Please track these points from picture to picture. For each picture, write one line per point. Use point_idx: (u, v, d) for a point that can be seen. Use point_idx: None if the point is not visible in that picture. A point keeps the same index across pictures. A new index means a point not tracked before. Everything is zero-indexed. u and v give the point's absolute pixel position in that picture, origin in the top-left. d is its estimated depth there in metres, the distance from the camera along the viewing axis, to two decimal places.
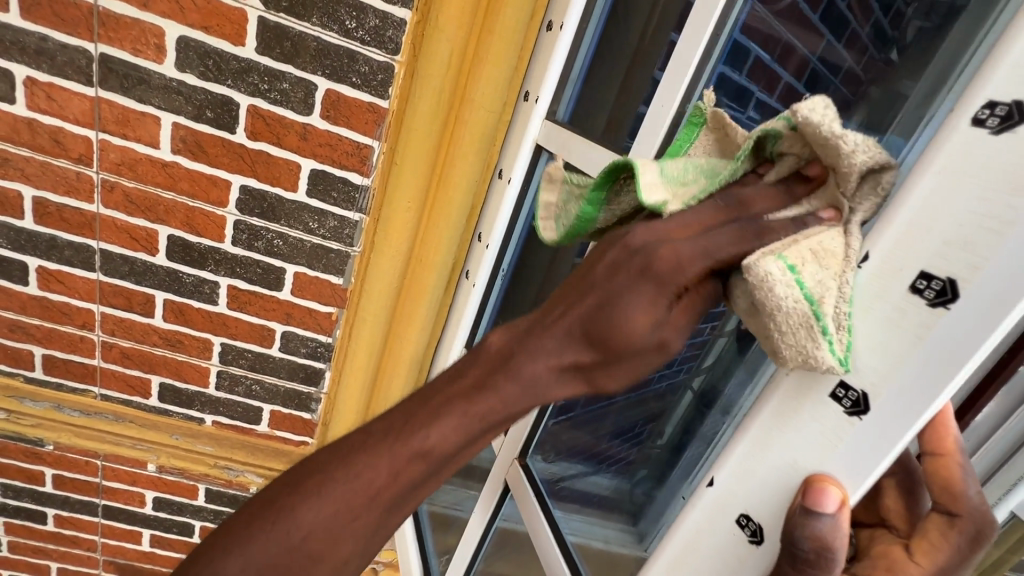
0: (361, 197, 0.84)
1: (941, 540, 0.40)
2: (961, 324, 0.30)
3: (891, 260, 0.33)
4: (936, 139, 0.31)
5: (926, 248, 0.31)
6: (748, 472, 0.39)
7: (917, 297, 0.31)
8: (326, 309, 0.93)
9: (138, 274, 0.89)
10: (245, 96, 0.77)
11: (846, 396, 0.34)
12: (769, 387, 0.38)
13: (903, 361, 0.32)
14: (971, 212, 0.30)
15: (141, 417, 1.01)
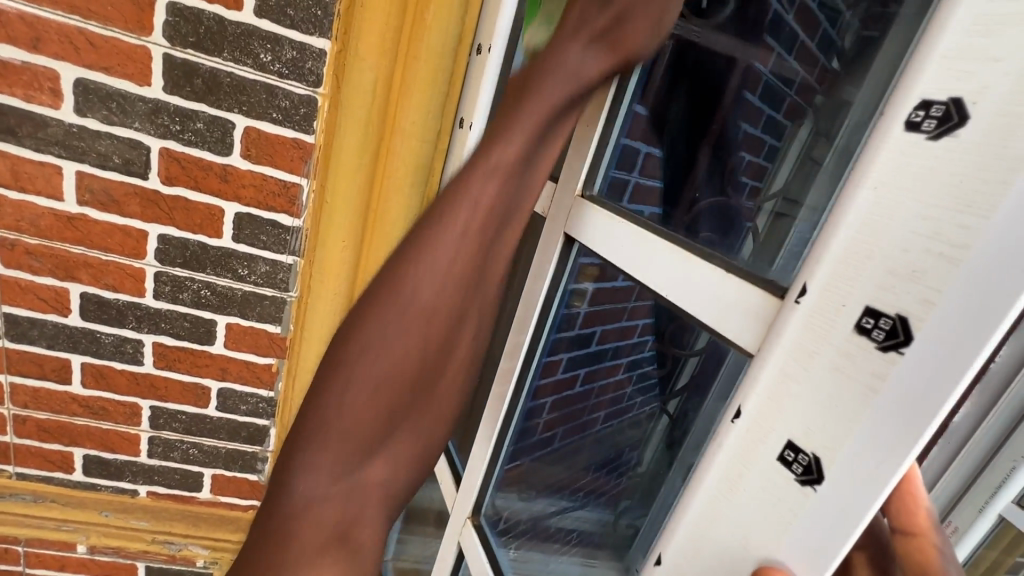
0: (293, 239, 0.78)
1: None
2: (915, 377, 0.26)
3: (833, 294, 0.30)
4: (870, 148, 0.29)
5: (868, 283, 0.28)
6: (699, 544, 0.37)
7: (864, 339, 0.28)
8: (266, 361, 0.86)
9: (50, 337, 0.80)
10: (156, 138, 0.71)
11: (796, 461, 0.31)
12: (716, 446, 0.36)
13: (855, 414, 0.28)
14: (915, 234, 0.26)
15: (66, 495, 0.91)
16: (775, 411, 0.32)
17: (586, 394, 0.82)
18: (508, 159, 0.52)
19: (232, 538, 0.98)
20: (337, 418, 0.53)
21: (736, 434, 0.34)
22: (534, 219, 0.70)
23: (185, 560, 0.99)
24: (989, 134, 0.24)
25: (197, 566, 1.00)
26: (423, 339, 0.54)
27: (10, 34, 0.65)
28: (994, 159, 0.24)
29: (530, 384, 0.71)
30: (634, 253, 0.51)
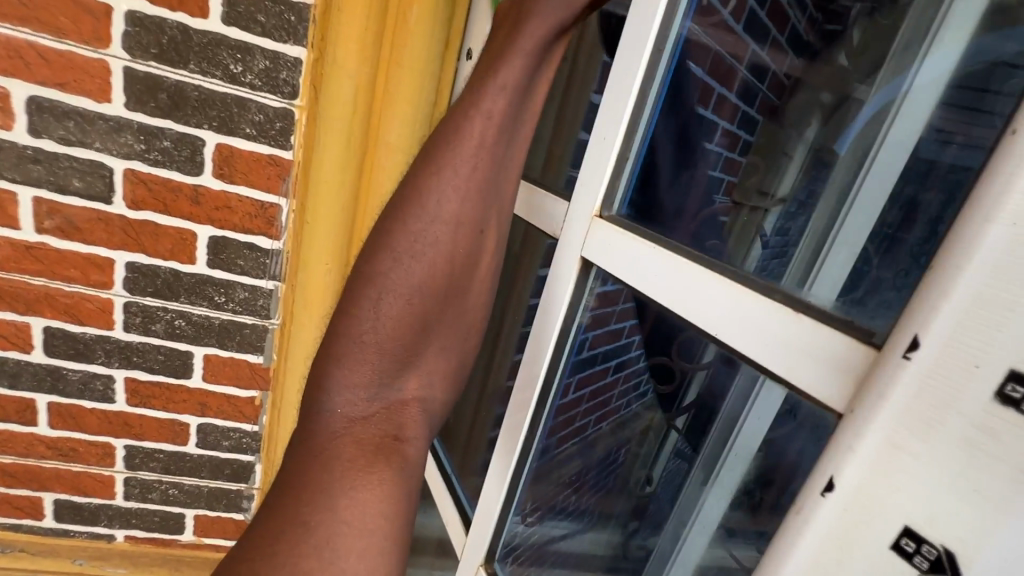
0: (273, 262, 0.72)
1: None
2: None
3: (957, 350, 0.22)
4: (997, 171, 0.22)
5: (1012, 336, 0.21)
6: None
7: (1011, 409, 0.21)
8: (248, 393, 0.80)
9: (12, 376, 0.74)
10: (120, 158, 0.65)
11: (919, 554, 0.23)
12: (798, 522, 0.27)
13: (1003, 507, 0.21)
14: None
15: (36, 543, 0.85)
16: (878, 491, 0.24)
17: (578, 400, 0.71)
18: (518, 52, 0.47)
19: None
20: (367, 336, 0.48)
21: (826, 514, 0.26)
22: (533, 237, 0.65)
23: None
24: None
25: None
26: (454, 220, 0.49)
27: None
28: None
29: (547, 409, 0.62)
30: (664, 279, 0.43)
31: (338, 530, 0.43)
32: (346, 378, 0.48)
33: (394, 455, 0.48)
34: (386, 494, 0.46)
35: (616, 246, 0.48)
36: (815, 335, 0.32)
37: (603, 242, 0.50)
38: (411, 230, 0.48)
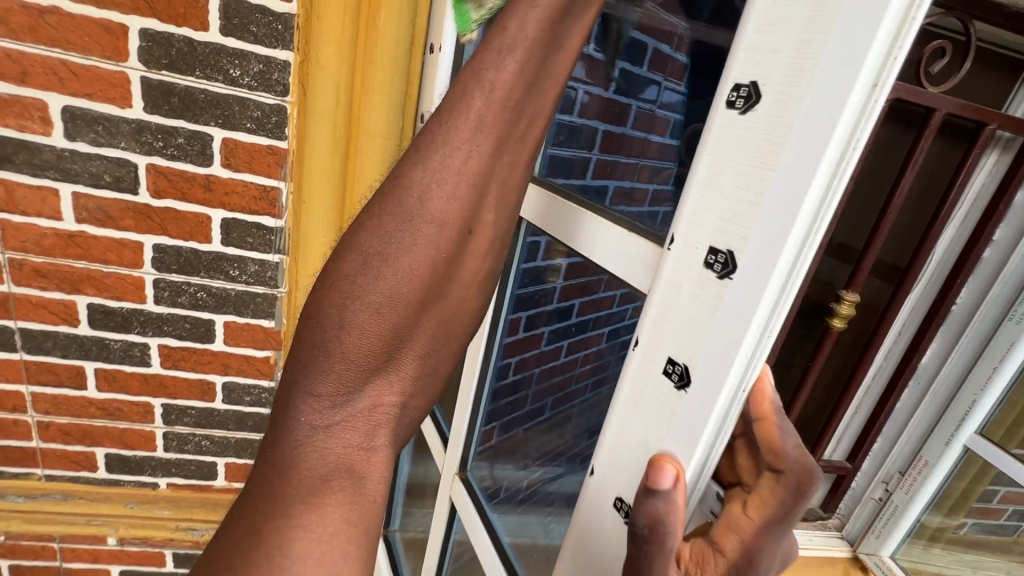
0: (277, 239, 0.84)
1: (769, 496, 0.38)
2: (742, 287, 0.32)
3: (690, 241, 0.36)
4: (709, 124, 0.35)
5: (712, 226, 0.34)
6: (617, 448, 0.43)
7: (710, 270, 0.34)
8: (262, 353, 0.92)
9: (63, 347, 0.87)
10: (142, 155, 0.77)
11: (674, 372, 0.37)
12: (626, 369, 0.42)
13: (707, 330, 0.34)
14: (735, 187, 0.33)
15: (92, 491, 0.99)
16: (657, 337, 0.39)
17: (572, 362, 0.80)
18: (528, 35, 0.38)
19: None
20: (343, 353, 0.40)
21: (635, 360, 0.41)
22: None
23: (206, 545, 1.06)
24: (771, 110, 0.30)
25: None
26: (433, 248, 0.40)
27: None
28: (777, 126, 0.30)
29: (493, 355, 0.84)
30: (565, 222, 0.61)
31: (298, 549, 0.37)
32: (313, 389, 0.40)
33: (356, 470, 0.41)
34: (349, 510, 0.39)
35: (540, 203, 0.66)
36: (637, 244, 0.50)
37: (531, 199, 0.67)
38: (383, 252, 0.39)
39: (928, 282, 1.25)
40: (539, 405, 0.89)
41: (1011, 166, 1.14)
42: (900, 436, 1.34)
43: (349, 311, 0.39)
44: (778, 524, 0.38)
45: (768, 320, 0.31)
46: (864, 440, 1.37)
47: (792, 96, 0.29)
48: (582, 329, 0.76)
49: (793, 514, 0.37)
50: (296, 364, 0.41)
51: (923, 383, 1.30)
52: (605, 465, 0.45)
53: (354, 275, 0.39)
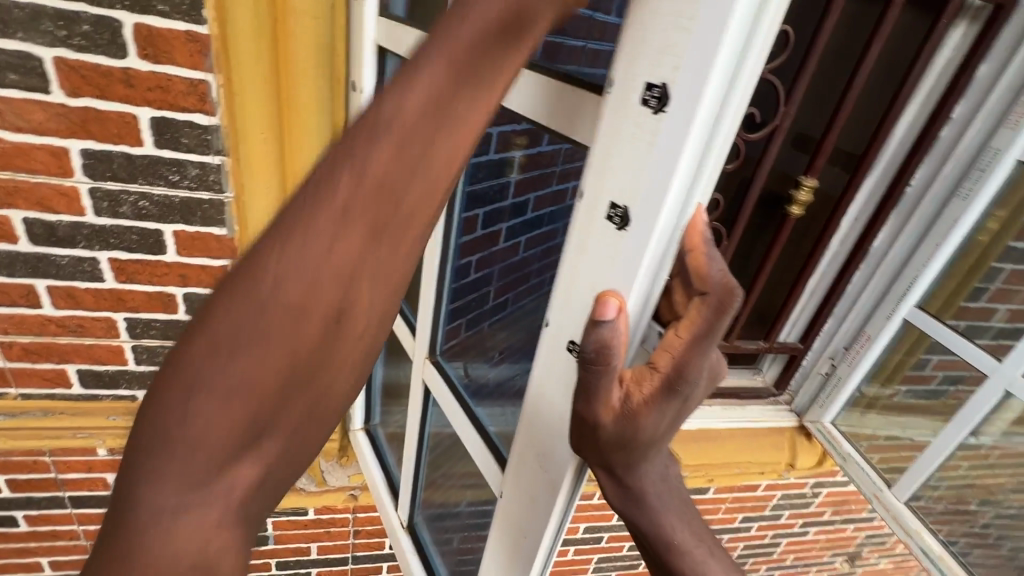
0: (214, 138, 0.80)
1: (696, 316, 0.41)
2: (675, 116, 0.35)
3: (626, 81, 0.38)
4: None
5: (647, 61, 0.36)
6: (569, 294, 0.47)
7: (646, 106, 0.37)
8: (220, 263, 0.91)
9: (7, 265, 0.84)
10: (47, 48, 0.70)
11: (616, 214, 0.41)
12: (574, 219, 0.46)
13: (645, 164, 0.38)
14: (668, 16, 0.34)
15: (72, 407, 1.01)
16: (602, 180, 0.42)
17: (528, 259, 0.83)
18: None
19: None
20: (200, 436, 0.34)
21: (583, 208, 0.45)
22: None
23: None
24: None
25: None
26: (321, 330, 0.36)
27: None
28: None
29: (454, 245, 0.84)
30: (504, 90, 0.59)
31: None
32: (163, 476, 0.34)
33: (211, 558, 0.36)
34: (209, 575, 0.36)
35: None
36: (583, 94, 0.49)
37: None
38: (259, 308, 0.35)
39: (886, 167, 1.26)
40: (502, 300, 0.89)
41: (977, 37, 1.10)
42: (846, 318, 1.42)
43: (209, 382, 0.34)
44: (706, 338, 0.41)
45: (700, 150, 0.35)
46: (816, 321, 1.45)
47: None
48: (536, 225, 0.79)
49: (716, 330, 0.40)
50: (127, 449, 0.35)
51: (872, 266, 1.35)
52: (558, 317, 0.49)
53: (232, 354, 0.35)
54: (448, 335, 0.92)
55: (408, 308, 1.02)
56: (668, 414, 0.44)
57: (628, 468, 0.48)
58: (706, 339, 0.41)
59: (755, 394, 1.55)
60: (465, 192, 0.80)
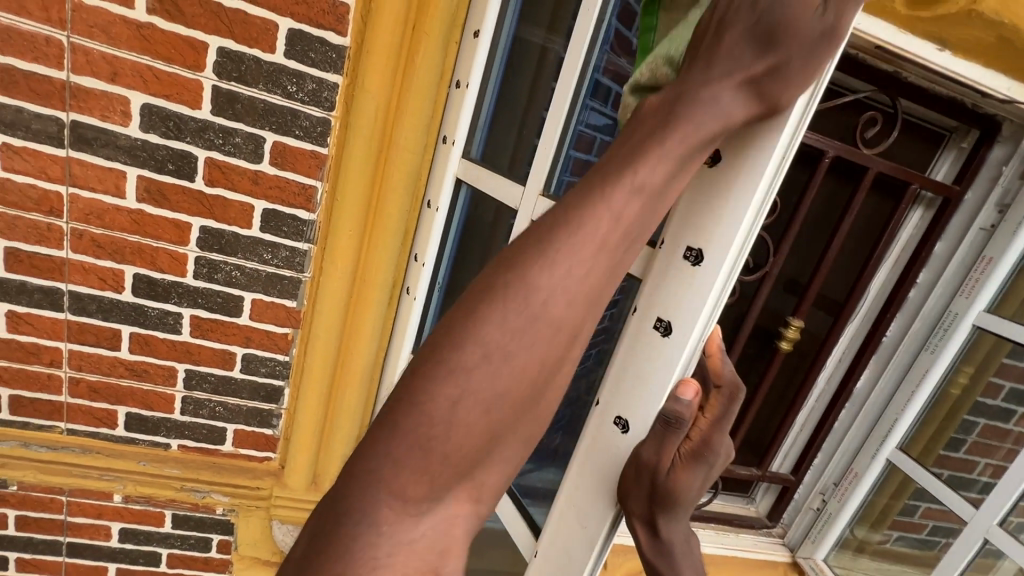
0: (309, 230, 0.98)
1: (716, 403, 0.56)
2: (706, 274, 0.51)
3: (672, 245, 0.55)
4: None
5: (688, 235, 0.54)
6: (615, 382, 0.61)
7: (685, 263, 0.53)
8: (283, 330, 1.04)
9: (105, 310, 0.98)
10: (202, 150, 0.91)
11: (662, 326, 0.55)
12: (623, 332, 0.61)
13: (683, 300, 0.54)
14: (702, 215, 0.52)
15: (108, 447, 1.08)
16: (649, 297, 0.58)
17: None
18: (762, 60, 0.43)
19: (249, 486, 1.15)
20: (397, 485, 0.41)
21: (630, 324, 0.60)
22: (501, 213, 0.87)
23: (207, 507, 1.16)
24: (725, 172, 0.50)
25: (217, 513, 1.17)
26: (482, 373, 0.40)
27: (94, 69, 0.84)
28: (723, 184, 0.50)
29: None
30: None
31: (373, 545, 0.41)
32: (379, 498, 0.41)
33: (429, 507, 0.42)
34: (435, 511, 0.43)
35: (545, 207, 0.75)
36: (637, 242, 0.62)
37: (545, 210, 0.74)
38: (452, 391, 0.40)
39: (864, 316, 1.44)
40: None
41: (932, 221, 1.34)
42: (837, 451, 1.50)
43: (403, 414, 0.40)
44: (721, 420, 0.55)
45: (719, 290, 0.51)
46: (805, 457, 1.54)
47: (741, 162, 0.49)
48: None
49: (729, 414, 0.55)
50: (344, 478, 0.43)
51: (857, 405, 1.47)
52: (609, 396, 0.61)
53: (404, 408, 0.40)
54: None
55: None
56: (697, 476, 0.56)
57: (664, 519, 0.59)
58: (722, 420, 0.55)
59: (749, 523, 1.60)
60: None
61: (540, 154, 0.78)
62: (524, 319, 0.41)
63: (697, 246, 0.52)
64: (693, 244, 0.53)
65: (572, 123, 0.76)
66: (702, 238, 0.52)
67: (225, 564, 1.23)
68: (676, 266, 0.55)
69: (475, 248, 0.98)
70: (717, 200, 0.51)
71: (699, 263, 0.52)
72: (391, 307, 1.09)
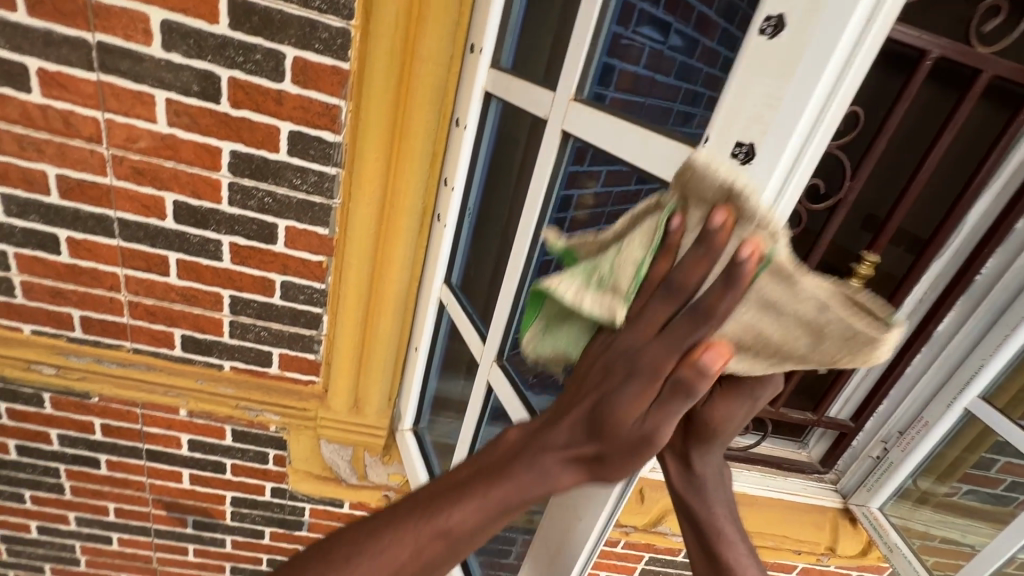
0: (335, 153, 0.95)
1: None
2: (760, 169, 0.45)
3: (720, 140, 0.49)
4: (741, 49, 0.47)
5: (740, 126, 0.47)
6: None
7: (735, 159, 0.47)
8: (317, 258, 1.05)
9: (152, 237, 1.01)
10: (225, 69, 0.88)
11: None
12: None
13: None
14: (759, 99, 0.45)
15: (170, 366, 1.16)
16: None
17: None
18: None
19: (297, 406, 1.21)
20: None
21: None
22: (534, 128, 0.79)
23: (261, 424, 1.23)
24: (791, 41, 0.42)
25: (271, 429, 1.25)
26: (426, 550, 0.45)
27: None
28: (789, 57, 0.42)
29: (529, 271, 0.80)
30: (605, 131, 0.62)
31: None
32: None
33: None
34: None
35: (578, 117, 0.67)
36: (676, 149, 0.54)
37: (578, 118, 0.67)
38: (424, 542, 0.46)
39: (955, 252, 1.25)
40: None
41: None
42: (905, 399, 1.38)
43: (367, 552, 0.45)
44: None
45: (776, 188, 0.45)
46: (869, 403, 1.42)
47: (811, 27, 0.41)
48: None
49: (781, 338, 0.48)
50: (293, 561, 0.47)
51: (936, 349, 1.32)
52: None
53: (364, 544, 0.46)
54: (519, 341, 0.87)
55: (477, 315, 0.97)
56: (739, 407, 0.52)
57: (696, 450, 0.57)
58: None
59: (799, 468, 1.53)
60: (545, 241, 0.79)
61: (573, 54, 0.68)
62: (484, 519, 0.46)
63: (748, 142, 0.46)
64: (743, 139, 0.46)
65: (610, 14, 0.65)
66: (755, 131, 0.45)
67: (281, 476, 1.33)
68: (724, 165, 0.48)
69: (505, 168, 0.92)
70: (777, 81, 0.43)
71: (750, 161, 0.46)
72: (423, 234, 1.07)
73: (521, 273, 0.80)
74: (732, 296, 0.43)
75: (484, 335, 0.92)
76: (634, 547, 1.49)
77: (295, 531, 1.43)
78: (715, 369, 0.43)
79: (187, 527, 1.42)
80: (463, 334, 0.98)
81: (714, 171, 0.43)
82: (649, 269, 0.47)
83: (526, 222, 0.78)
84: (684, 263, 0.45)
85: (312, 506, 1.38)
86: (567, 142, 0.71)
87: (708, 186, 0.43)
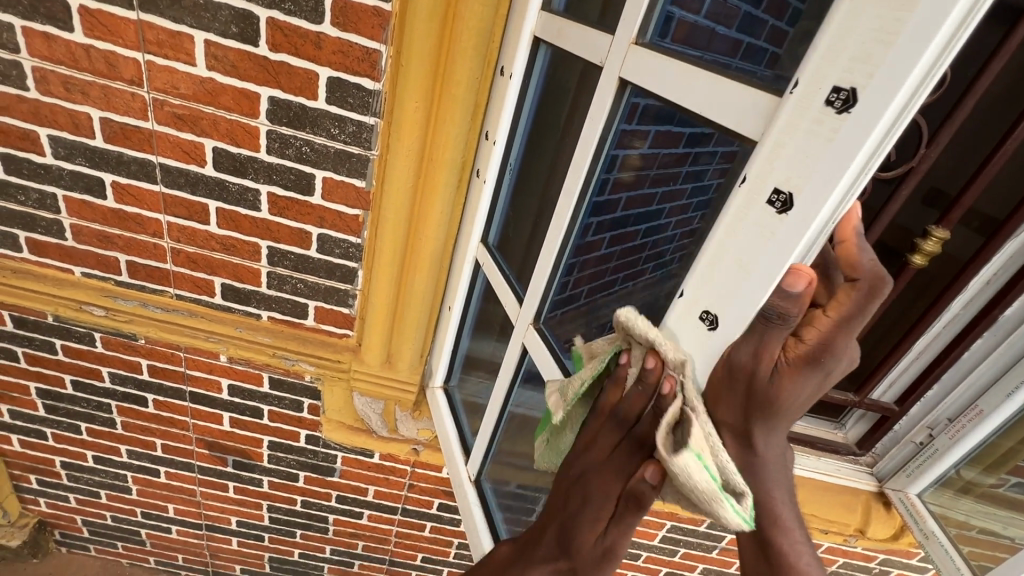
0: (374, 101, 0.92)
1: (846, 298, 0.46)
2: (860, 120, 0.37)
3: (812, 84, 0.40)
4: None
5: (840, 66, 0.38)
6: (706, 266, 0.51)
7: (829, 107, 0.39)
8: (353, 212, 1.03)
9: (193, 184, 1.02)
10: (263, 9, 0.84)
11: (778, 200, 0.43)
12: (725, 209, 0.49)
13: (818, 162, 0.40)
14: (870, 31, 0.36)
15: (211, 313, 1.19)
16: (767, 158, 0.44)
17: (623, 264, 0.75)
18: None
19: (332, 359, 1.23)
20: None
21: (735, 197, 0.48)
22: (586, 77, 0.74)
23: (296, 373, 1.26)
24: None
25: (305, 379, 1.28)
26: None
27: None
28: None
29: (573, 232, 0.76)
30: (668, 80, 0.57)
31: None
32: None
33: None
34: None
35: (637, 64, 0.61)
36: (755, 98, 0.47)
37: (637, 64, 0.61)
38: None
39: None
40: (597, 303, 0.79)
41: None
42: (959, 385, 1.28)
43: None
44: (853, 317, 0.46)
45: (876, 143, 0.37)
46: (918, 385, 1.34)
47: None
48: (632, 232, 0.73)
49: (866, 311, 0.45)
50: None
51: (1000, 335, 1.20)
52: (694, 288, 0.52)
53: None
54: (558, 305, 0.84)
55: (513, 276, 0.94)
56: (809, 384, 0.48)
57: (758, 429, 0.51)
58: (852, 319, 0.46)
59: (834, 449, 1.49)
60: (591, 201, 0.74)
61: None
62: None
63: (848, 86, 0.38)
64: (843, 83, 0.38)
65: None
66: (859, 74, 0.37)
67: (315, 425, 1.37)
68: (814, 115, 0.40)
69: (550, 121, 0.87)
70: (898, 6, 0.35)
71: (848, 109, 0.38)
72: (460, 189, 1.03)
73: (564, 234, 0.76)
74: (660, 425, 0.53)
75: (521, 296, 0.89)
76: (657, 515, 1.50)
77: (327, 477, 1.49)
78: (652, 482, 0.52)
79: (228, 466, 1.49)
80: (499, 294, 0.96)
81: (634, 327, 0.54)
82: (605, 394, 0.58)
83: (573, 180, 0.74)
84: (627, 397, 0.55)
85: (344, 454, 1.43)
86: (624, 92, 0.65)
87: (636, 337, 0.54)
